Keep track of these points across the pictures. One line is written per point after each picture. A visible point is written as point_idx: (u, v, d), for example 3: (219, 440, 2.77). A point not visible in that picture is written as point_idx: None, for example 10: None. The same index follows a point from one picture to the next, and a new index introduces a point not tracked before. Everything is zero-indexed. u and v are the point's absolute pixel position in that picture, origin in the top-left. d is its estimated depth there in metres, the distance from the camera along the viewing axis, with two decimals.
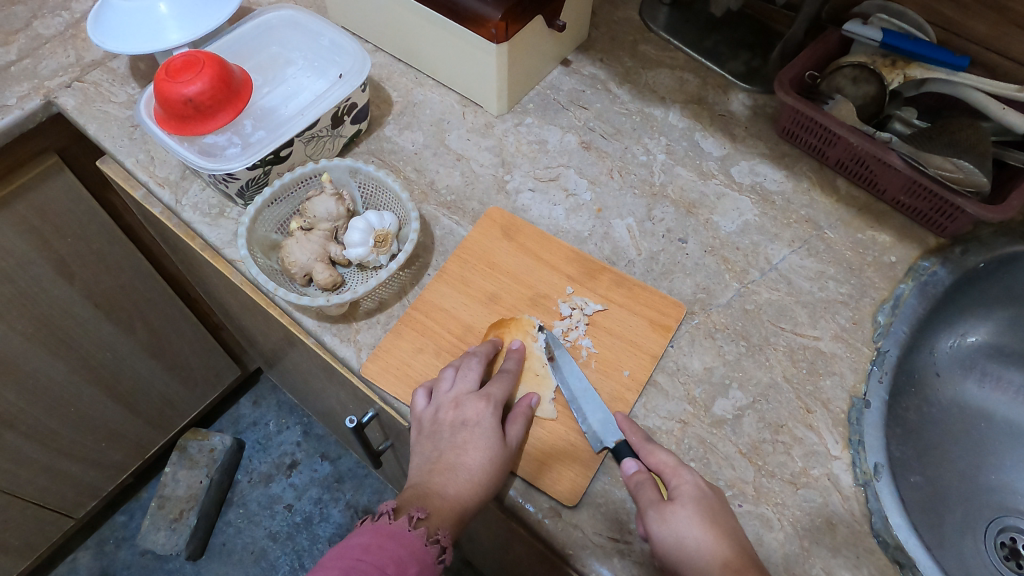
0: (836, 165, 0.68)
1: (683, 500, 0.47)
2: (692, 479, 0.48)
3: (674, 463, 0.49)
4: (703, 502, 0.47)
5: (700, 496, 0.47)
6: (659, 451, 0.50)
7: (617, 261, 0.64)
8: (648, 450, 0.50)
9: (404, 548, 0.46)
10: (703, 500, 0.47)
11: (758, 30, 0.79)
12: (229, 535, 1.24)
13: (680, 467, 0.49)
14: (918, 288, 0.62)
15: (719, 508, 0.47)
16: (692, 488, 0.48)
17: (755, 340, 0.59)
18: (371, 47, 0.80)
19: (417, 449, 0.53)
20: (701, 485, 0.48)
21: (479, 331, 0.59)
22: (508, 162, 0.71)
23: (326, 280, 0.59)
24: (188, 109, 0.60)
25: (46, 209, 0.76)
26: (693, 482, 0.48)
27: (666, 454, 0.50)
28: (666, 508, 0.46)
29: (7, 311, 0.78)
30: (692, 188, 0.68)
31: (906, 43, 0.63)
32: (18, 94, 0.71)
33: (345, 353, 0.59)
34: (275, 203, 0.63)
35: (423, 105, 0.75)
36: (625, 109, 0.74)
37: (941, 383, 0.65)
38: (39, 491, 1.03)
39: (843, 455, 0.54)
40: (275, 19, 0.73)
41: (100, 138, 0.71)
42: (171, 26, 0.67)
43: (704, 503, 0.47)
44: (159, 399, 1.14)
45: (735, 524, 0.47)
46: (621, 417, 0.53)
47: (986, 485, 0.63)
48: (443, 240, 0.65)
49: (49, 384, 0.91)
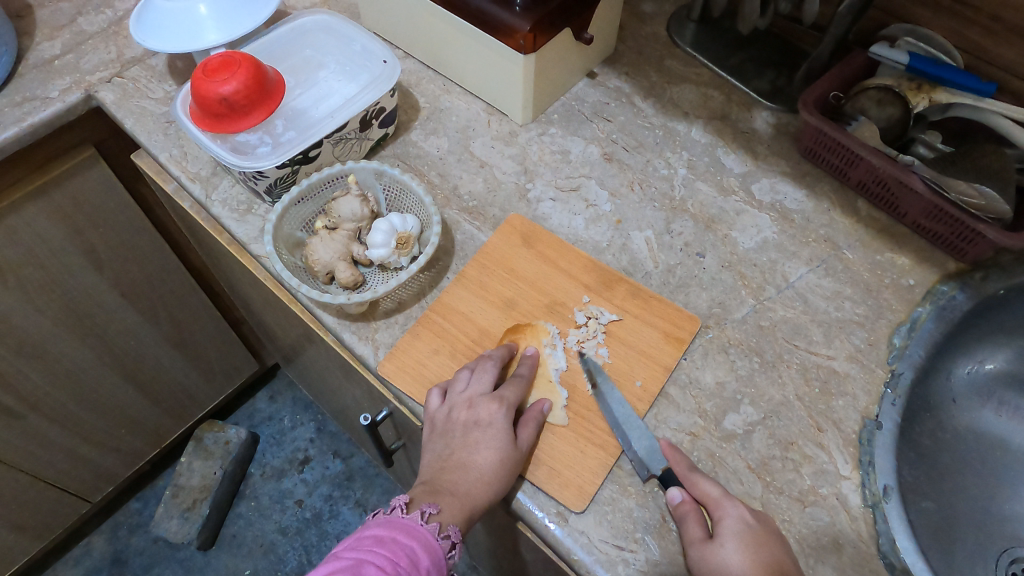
0: (857, 187, 0.68)
1: (725, 537, 0.47)
2: (737, 512, 0.49)
3: (718, 494, 0.50)
4: (747, 537, 0.47)
5: (743, 530, 0.48)
6: (703, 481, 0.51)
7: (634, 272, 0.65)
8: (692, 480, 0.51)
9: (417, 541, 0.48)
10: (747, 534, 0.48)
11: (785, 49, 0.80)
12: (240, 527, 1.26)
13: (725, 498, 0.50)
14: (935, 312, 0.62)
15: (765, 542, 0.47)
16: (736, 522, 0.48)
17: (768, 356, 0.59)
18: (401, 53, 0.81)
19: (429, 446, 0.54)
20: (746, 517, 0.49)
21: (495, 335, 0.60)
22: (530, 171, 0.72)
23: (347, 279, 0.60)
24: (222, 107, 0.62)
25: (81, 199, 0.78)
26: (737, 515, 0.49)
27: (710, 485, 0.50)
28: (708, 546, 0.47)
29: (39, 296, 0.81)
30: (711, 203, 0.69)
31: (933, 68, 0.64)
32: (59, 87, 0.73)
33: (363, 351, 0.60)
34: (301, 201, 0.65)
35: (449, 112, 0.76)
36: (648, 123, 0.75)
37: (957, 410, 0.65)
38: (59, 473, 1.05)
39: (853, 476, 0.54)
40: (310, 23, 0.75)
41: (137, 133, 0.73)
42: (210, 27, 0.69)
43: (747, 537, 0.47)
44: (180, 389, 1.16)
45: (771, 543, 0.48)
46: (665, 445, 0.53)
47: (999, 515, 0.62)
48: (463, 244, 0.66)
49: (74, 370, 0.93)
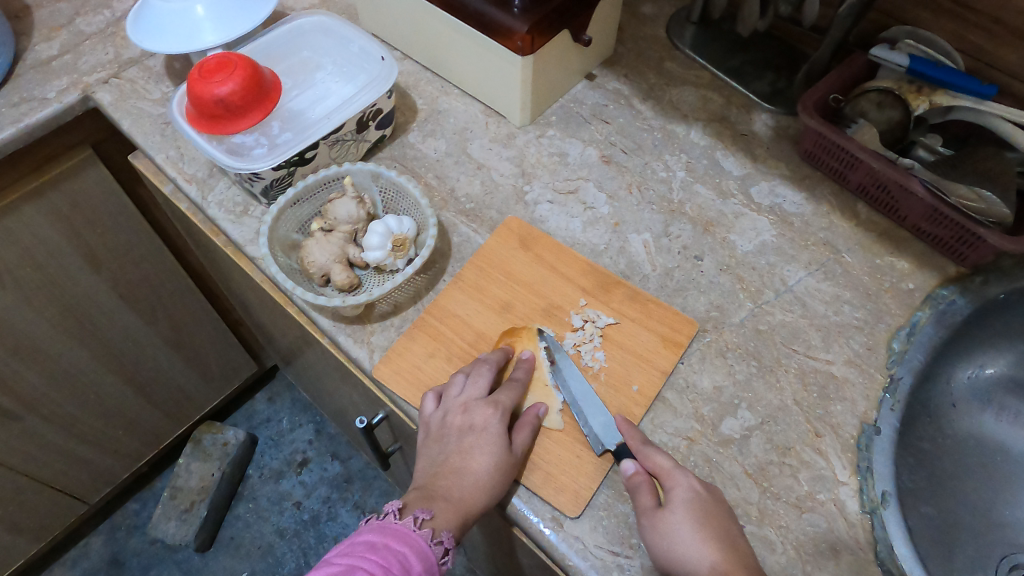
0: (857, 190, 0.68)
1: (676, 505, 0.48)
2: (687, 482, 0.50)
3: (670, 466, 0.50)
4: (696, 506, 0.48)
5: (693, 499, 0.48)
6: (655, 453, 0.51)
7: (631, 275, 0.64)
8: (646, 453, 0.51)
9: (409, 547, 0.47)
10: (695, 503, 0.48)
11: (784, 52, 0.79)
12: (238, 529, 1.26)
13: (676, 469, 0.50)
14: (935, 316, 0.62)
15: (714, 510, 0.48)
16: (685, 491, 0.49)
17: (766, 361, 0.59)
18: (399, 55, 0.81)
19: (424, 451, 0.54)
20: (696, 487, 0.49)
21: (492, 338, 0.60)
22: (528, 173, 0.71)
23: (343, 281, 0.60)
24: (218, 108, 0.61)
25: (78, 200, 0.78)
26: (687, 485, 0.49)
27: (662, 457, 0.51)
28: (658, 515, 0.48)
29: (36, 297, 0.81)
30: (710, 206, 0.68)
31: (934, 71, 0.63)
32: (57, 88, 0.73)
33: (358, 354, 0.60)
34: (297, 203, 0.65)
35: (447, 114, 0.76)
36: (647, 125, 0.75)
37: (957, 415, 0.65)
38: (57, 474, 1.05)
39: (851, 482, 0.53)
40: (308, 24, 0.75)
41: (133, 134, 0.73)
42: (207, 28, 0.69)
43: (696, 506, 0.48)
44: (178, 390, 1.16)
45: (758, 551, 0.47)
46: (619, 418, 0.54)
47: (1000, 521, 0.62)
48: (459, 247, 0.65)
49: (71, 371, 0.93)
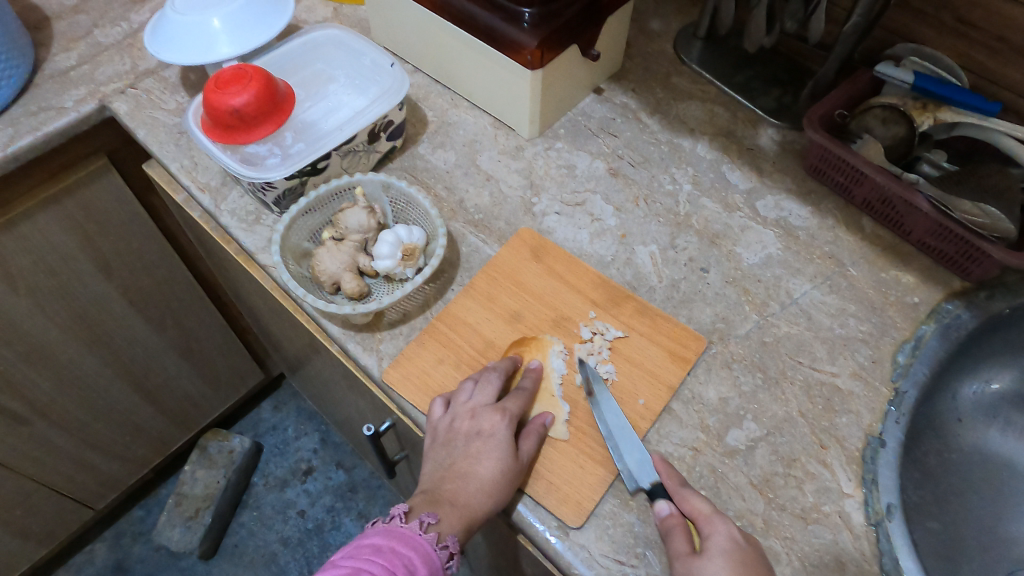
0: (862, 205, 0.68)
1: (713, 552, 0.47)
2: (726, 529, 0.48)
3: (709, 511, 0.49)
4: (735, 556, 0.47)
5: (732, 549, 0.47)
6: (693, 497, 0.50)
7: (638, 287, 0.65)
8: (682, 495, 0.50)
9: (414, 551, 0.48)
10: (735, 553, 0.47)
11: (791, 68, 0.80)
12: (242, 537, 1.26)
13: (715, 516, 0.49)
14: (941, 330, 0.62)
15: (752, 563, 0.47)
16: (724, 538, 0.48)
17: (771, 373, 0.59)
18: (410, 68, 0.82)
19: (431, 456, 0.54)
20: (736, 537, 0.48)
21: (500, 347, 0.60)
22: (536, 185, 0.72)
23: (353, 289, 0.61)
24: (233, 118, 0.62)
25: (91, 207, 0.79)
26: (726, 532, 0.48)
27: (700, 500, 0.50)
28: (693, 561, 0.47)
29: (48, 302, 0.82)
30: (716, 219, 0.69)
31: (938, 87, 0.64)
32: (74, 98, 0.74)
33: (366, 361, 0.60)
34: (310, 212, 0.66)
35: (457, 126, 0.77)
36: (654, 138, 0.76)
37: (962, 429, 0.65)
38: (64, 479, 1.06)
39: (856, 494, 0.54)
40: (322, 38, 0.77)
41: (148, 143, 0.74)
42: (222, 40, 0.70)
43: (736, 557, 0.47)
44: (184, 397, 1.16)
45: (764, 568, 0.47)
46: (658, 459, 0.53)
47: (1006, 537, 0.62)
48: (468, 257, 0.66)
49: (80, 376, 0.93)
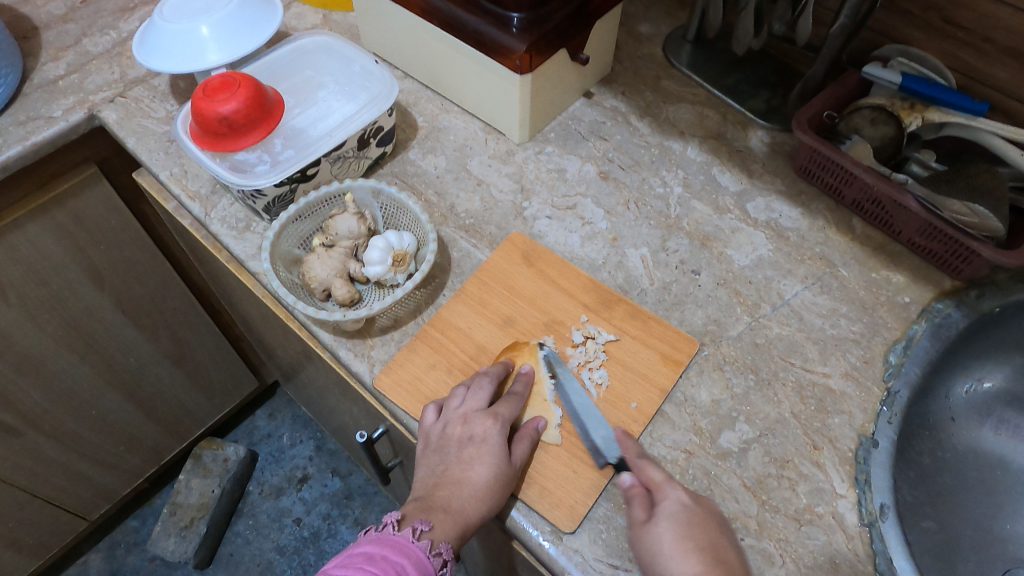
0: (852, 205, 0.68)
1: (661, 517, 0.48)
2: (676, 495, 0.50)
3: (662, 479, 0.51)
4: (683, 518, 0.48)
5: (678, 511, 0.49)
6: (649, 467, 0.52)
7: (629, 290, 0.65)
8: (639, 465, 0.52)
9: (407, 558, 0.48)
10: (682, 515, 0.48)
11: (779, 69, 0.81)
12: (237, 546, 1.26)
13: (667, 483, 0.51)
14: (931, 329, 0.62)
15: (701, 523, 0.48)
16: (672, 503, 0.49)
17: (764, 374, 0.59)
18: (400, 73, 0.82)
19: (424, 462, 0.54)
20: (684, 499, 0.49)
21: (492, 352, 0.60)
22: (526, 189, 0.72)
23: (344, 296, 0.61)
24: (221, 126, 0.62)
25: (81, 216, 0.79)
26: (676, 498, 0.49)
27: (655, 470, 0.52)
28: (645, 527, 0.48)
29: (38, 313, 0.81)
30: (707, 221, 0.69)
31: (926, 88, 0.64)
32: (63, 107, 0.74)
33: (358, 368, 0.60)
34: (299, 219, 0.66)
35: (447, 131, 0.77)
36: (644, 141, 0.76)
37: (956, 428, 0.65)
38: (56, 490, 1.05)
39: (849, 494, 0.54)
40: (310, 44, 0.76)
41: (138, 151, 0.74)
42: (211, 47, 0.70)
43: (684, 520, 0.48)
44: (178, 406, 1.16)
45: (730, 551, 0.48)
46: (621, 434, 0.54)
47: (1000, 536, 0.62)
48: (459, 262, 0.66)
49: (72, 386, 0.93)
